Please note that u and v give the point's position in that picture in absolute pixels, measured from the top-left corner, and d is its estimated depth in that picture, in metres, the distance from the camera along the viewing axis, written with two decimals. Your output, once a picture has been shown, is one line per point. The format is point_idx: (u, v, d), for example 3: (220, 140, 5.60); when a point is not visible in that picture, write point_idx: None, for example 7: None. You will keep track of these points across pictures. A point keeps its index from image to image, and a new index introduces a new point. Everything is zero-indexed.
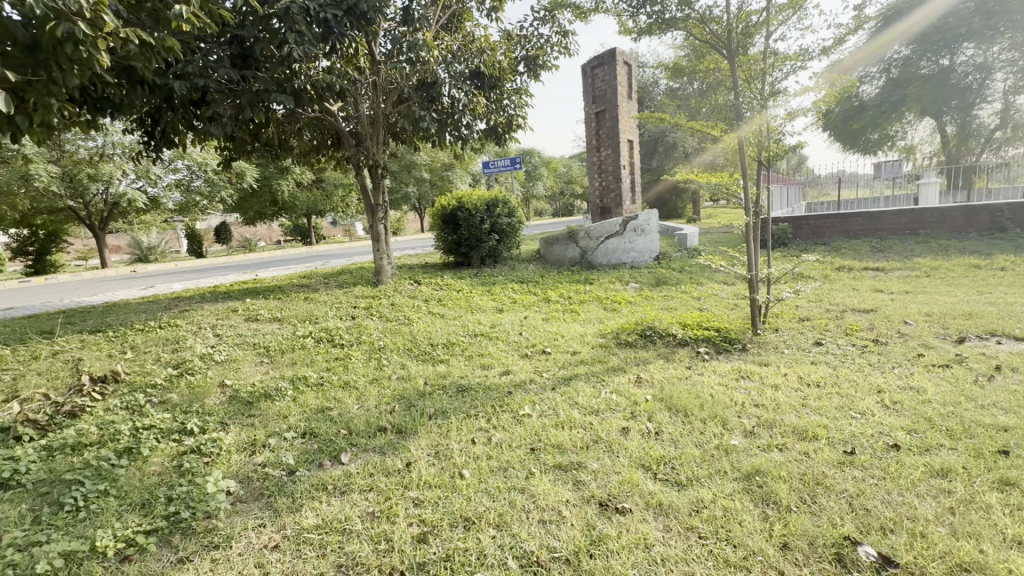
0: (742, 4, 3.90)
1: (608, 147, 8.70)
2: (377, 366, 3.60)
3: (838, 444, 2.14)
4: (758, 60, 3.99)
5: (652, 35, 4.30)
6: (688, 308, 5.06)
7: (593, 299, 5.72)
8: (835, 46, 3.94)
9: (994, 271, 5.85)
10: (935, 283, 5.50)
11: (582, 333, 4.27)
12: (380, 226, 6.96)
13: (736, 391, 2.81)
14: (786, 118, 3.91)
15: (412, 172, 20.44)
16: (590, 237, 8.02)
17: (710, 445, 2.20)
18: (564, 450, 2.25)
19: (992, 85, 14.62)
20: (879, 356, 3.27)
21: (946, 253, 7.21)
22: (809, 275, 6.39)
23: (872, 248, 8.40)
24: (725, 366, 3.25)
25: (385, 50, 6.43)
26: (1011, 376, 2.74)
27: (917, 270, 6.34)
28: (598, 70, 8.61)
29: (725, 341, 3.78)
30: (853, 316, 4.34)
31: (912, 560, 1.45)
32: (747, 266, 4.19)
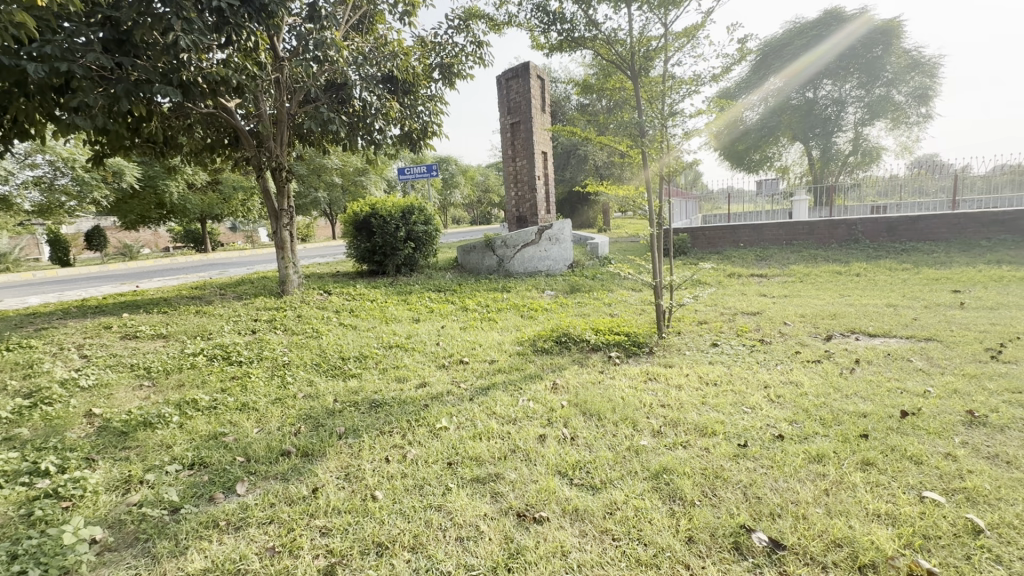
0: (643, 29, 4.17)
1: (524, 158, 8.88)
2: (280, 384, 3.32)
3: (733, 438, 2.33)
4: (658, 82, 4.27)
5: (563, 52, 4.47)
6: (600, 314, 5.29)
7: (510, 306, 5.79)
8: (723, 74, 4.32)
9: (851, 276, 6.78)
10: (808, 287, 6.25)
11: (499, 341, 4.27)
12: (285, 232, 6.51)
13: (644, 392, 2.96)
14: (683, 137, 4.21)
15: (322, 175, 19.46)
16: (507, 245, 8.11)
17: (622, 447, 2.29)
18: (481, 461, 2.22)
19: (846, 118, 16.99)
20: (764, 354, 3.62)
21: (815, 261, 8.24)
22: (706, 281, 6.97)
23: (756, 256, 9.38)
24: (634, 369, 3.42)
25: (288, 46, 6.05)
26: (867, 368, 3.17)
27: (793, 276, 7.16)
28: (513, 81, 8.76)
29: (634, 345, 3.99)
30: (742, 318, 4.79)
31: (796, 542, 1.60)
32: (652, 274, 4.45)
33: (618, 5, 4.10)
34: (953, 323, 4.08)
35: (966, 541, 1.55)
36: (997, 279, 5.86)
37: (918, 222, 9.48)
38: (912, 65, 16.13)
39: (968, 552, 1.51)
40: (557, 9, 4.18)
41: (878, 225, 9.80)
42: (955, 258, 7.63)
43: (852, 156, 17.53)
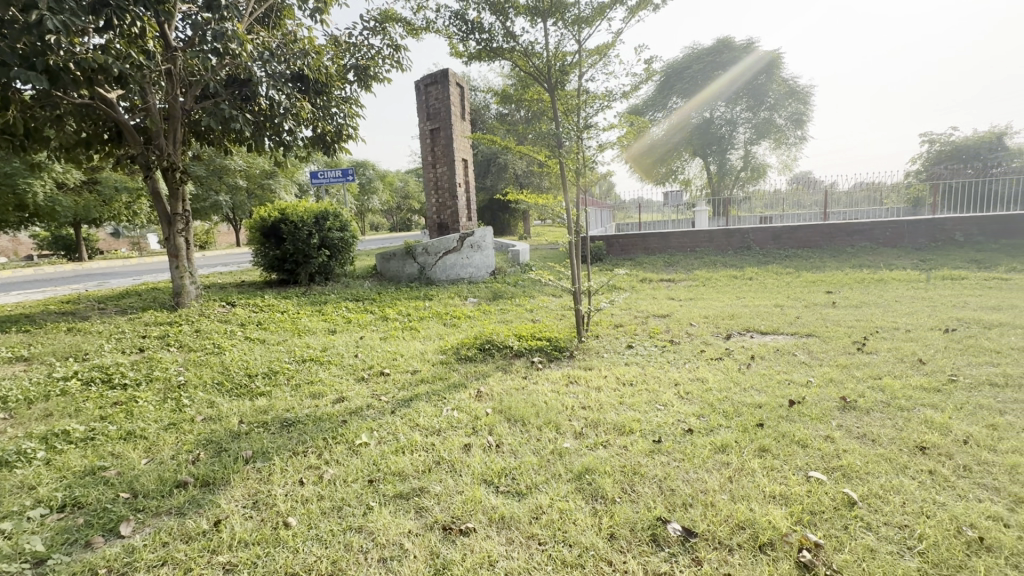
0: (559, 44, 4.33)
1: (444, 165, 8.81)
2: (175, 407, 2.99)
3: (649, 434, 2.46)
4: (573, 96, 4.44)
5: (482, 61, 4.51)
6: (522, 320, 5.37)
7: (432, 314, 5.69)
8: (632, 92, 4.60)
9: (745, 280, 7.51)
10: (709, 290, 6.82)
11: (422, 350, 4.18)
12: (179, 239, 5.90)
13: (566, 395, 3.04)
14: (597, 149, 4.42)
15: (223, 178, 17.98)
16: (428, 252, 7.98)
17: (545, 450, 2.33)
18: (404, 476, 2.14)
19: (738, 136, 18.82)
20: (674, 354, 3.88)
21: (714, 267, 9.01)
22: (621, 287, 7.34)
23: (664, 262, 10.08)
24: (556, 373, 3.50)
25: (182, 35, 5.52)
26: (760, 363, 3.51)
27: (697, 280, 7.77)
28: (432, 87, 8.66)
29: (555, 349, 4.09)
30: (654, 321, 5.10)
31: (706, 529, 1.71)
32: (571, 280, 4.60)
33: (534, 19, 4.22)
34: (826, 320, 4.64)
35: (844, 513, 1.75)
36: (859, 281, 6.78)
37: (797, 231, 10.71)
38: (790, 93, 18.37)
39: (846, 523, 1.70)
40: (475, 18, 4.22)
41: (766, 234, 10.95)
42: (827, 262, 8.73)
43: (743, 171, 19.49)
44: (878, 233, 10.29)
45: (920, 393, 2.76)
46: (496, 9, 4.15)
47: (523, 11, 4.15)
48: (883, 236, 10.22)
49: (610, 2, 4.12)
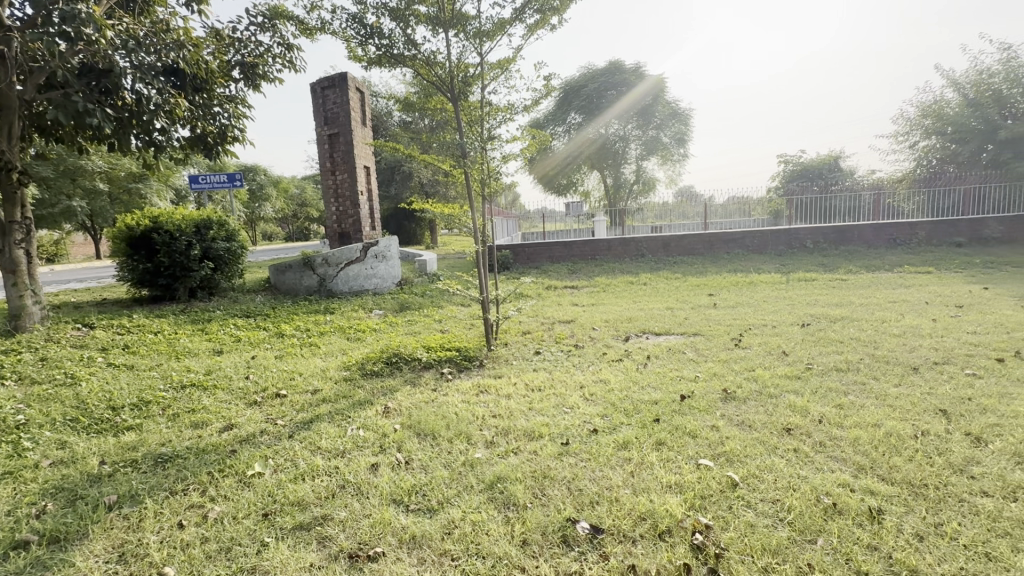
0: (461, 56, 4.36)
1: (344, 172, 8.42)
2: (11, 453, 2.49)
3: (557, 437, 2.53)
4: (476, 107, 4.49)
5: (382, 67, 4.40)
6: (430, 331, 5.28)
7: (334, 329, 5.39)
8: (533, 106, 4.76)
9: (641, 285, 8.09)
10: (610, 296, 7.24)
11: (323, 367, 3.94)
12: (18, 251, 5.01)
13: (477, 405, 3.03)
14: (501, 160, 4.53)
15: (77, 180, 15.63)
16: (328, 263, 7.57)
17: (456, 463, 2.30)
18: (304, 505, 1.99)
19: (631, 152, 20.37)
20: (578, 357, 4.06)
21: (612, 273, 9.59)
22: (528, 294, 7.53)
23: (568, 270, 10.52)
24: (466, 384, 3.48)
25: (18, 12, 4.69)
26: (655, 362, 3.79)
27: (598, 286, 8.21)
28: (328, 91, 8.24)
29: (465, 359, 4.08)
30: (559, 327, 5.29)
31: (612, 524, 1.79)
32: (479, 289, 4.63)
33: (436, 28, 4.21)
34: (709, 320, 5.14)
35: (729, 494, 1.93)
36: (734, 284, 7.61)
37: (683, 240, 11.80)
38: (673, 115, 20.34)
39: (730, 503, 1.88)
40: (374, 23, 4.11)
41: (657, 242, 11.91)
42: (708, 268, 9.71)
43: (636, 184, 21.19)
44: (748, 241, 11.69)
45: (785, 381, 3.16)
46: (396, 15, 4.07)
47: (423, 20, 4.13)
48: (752, 244, 11.64)
49: (510, 19, 4.26)
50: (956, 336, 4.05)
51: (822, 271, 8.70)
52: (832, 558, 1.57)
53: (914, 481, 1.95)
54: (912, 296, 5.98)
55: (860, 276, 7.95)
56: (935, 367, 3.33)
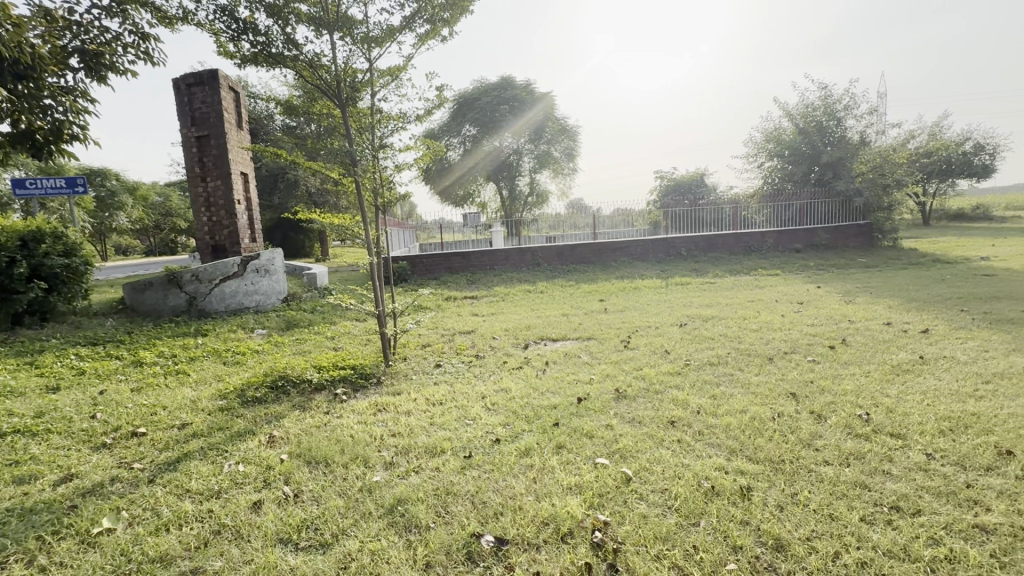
0: (348, 60, 4.19)
1: (216, 178, 7.60)
2: None
3: (459, 451, 2.49)
4: (366, 114, 4.32)
5: (258, 66, 4.06)
6: (322, 349, 4.93)
7: (208, 353, 4.80)
8: (426, 116, 4.71)
9: (538, 293, 8.36)
10: (509, 305, 7.37)
11: (193, 398, 3.47)
12: None
13: (374, 425, 2.88)
14: (394, 169, 4.43)
15: None
16: (199, 280, 6.75)
17: (353, 489, 2.15)
18: (170, 561, 1.72)
19: (524, 165, 21.15)
20: (480, 367, 4.06)
21: (511, 282, 9.79)
22: (427, 306, 7.39)
23: (468, 280, 10.53)
24: (362, 404, 3.28)
25: None
26: (553, 367, 3.91)
27: (497, 296, 8.33)
28: (196, 88, 7.43)
29: (361, 378, 3.86)
30: (460, 338, 5.26)
31: (516, 534, 1.79)
32: (374, 302, 4.45)
33: (319, 29, 4.00)
34: (601, 324, 5.46)
35: (623, 489, 2.04)
36: (622, 289, 8.19)
37: (575, 249, 12.44)
38: (561, 131, 21.56)
39: (625, 497, 1.98)
40: (248, 17, 3.78)
41: (551, 251, 12.41)
42: (598, 275, 10.33)
43: (530, 196, 22.05)
44: (632, 249, 12.68)
45: (668, 377, 3.45)
46: (273, 11, 3.79)
47: (305, 19, 3.90)
48: (636, 251, 12.66)
49: (399, 26, 4.18)
50: (799, 329, 4.75)
51: (695, 275, 9.73)
52: (713, 537, 1.72)
53: (774, 458, 2.22)
54: (766, 295, 6.91)
55: (725, 279, 8.98)
56: (785, 356, 3.86)
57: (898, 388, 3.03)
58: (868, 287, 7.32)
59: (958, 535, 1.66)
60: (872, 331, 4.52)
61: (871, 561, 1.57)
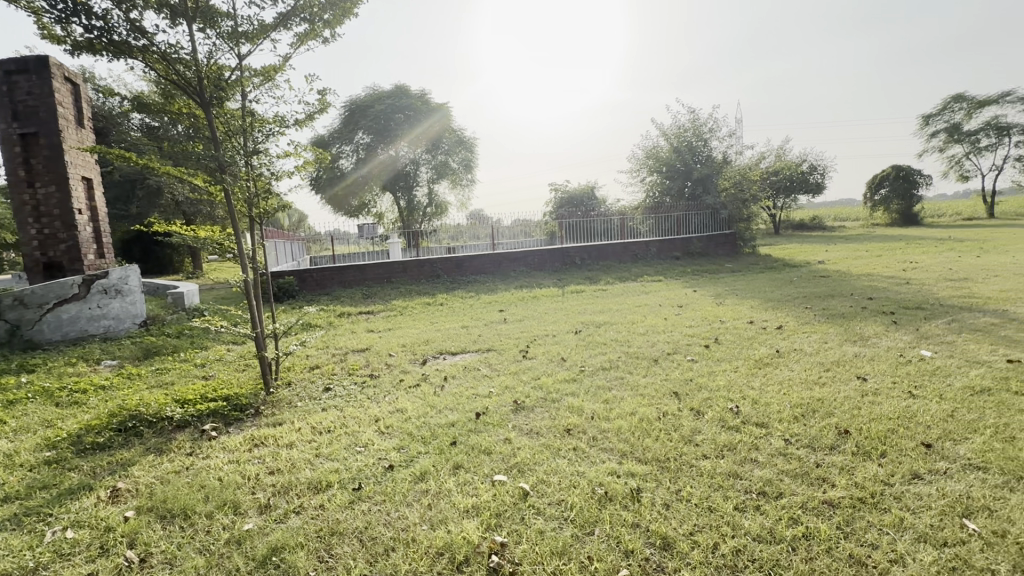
0: (212, 55, 3.77)
1: (48, 184, 6.41)
2: None
3: (348, 484, 2.29)
4: (236, 117, 3.92)
5: (96, 55, 3.50)
6: (188, 379, 4.33)
7: (34, 393, 3.97)
8: (308, 121, 4.40)
9: (437, 306, 8.20)
10: (406, 319, 7.12)
11: (8, 452, 2.82)
12: None
13: (248, 464, 2.55)
14: (270, 177, 4.06)
15: None
16: (25, 305, 5.61)
17: (217, 543, 1.87)
18: None
19: (421, 175, 20.86)
20: (374, 388, 3.83)
21: (409, 296, 9.50)
22: (317, 324, 6.88)
23: (363, 294, 10.03)
24: (235, 439, 2.91)
25: None
26: (452, 382, 3.81)
27: (394, 310, 8.01)
28: (18, 76, 6.19)
29: (236, 410, 3.44)
30: (353, 357, 4.94)
31: (408, 571, 1.67)
32: (251, 324, 4.01)
33: (173, 18, 3.55)
34: (500, 335, 5.47)
35: (520, 506, 2.00)
36: (521, 299, 8.33)
37: (475, 260, 12.45)
38: (458, 142, 21.61)
39: (522, 514, 1.95)
40: None
41: (451, 263, 12.29)
42: (498, 285, 10.43)
43: (429, 206, 21.76)
44: (530, 259, 13.02)
45: (564, 385, 3.52)
46: None
47: (155, 5, 3.43)
48: (533, 261, 13.02)
49: (273, 24, 3.87)
50: (679, 330, 5.15)
51: (588, 283, 10.23)
52: (606, 544, 1.74)
53: (660, 457, 2.34)
54: (650, 300, 7.46)
55: (616, 286, 9.56)
56: (668, 357, 4.15)
57: (760, 380, 3.40)
58: (734, 289, 8.24)
59: (811, 512, 1.86)
60: (738, 329, 5.06)
61: (743, 548, 1.70)
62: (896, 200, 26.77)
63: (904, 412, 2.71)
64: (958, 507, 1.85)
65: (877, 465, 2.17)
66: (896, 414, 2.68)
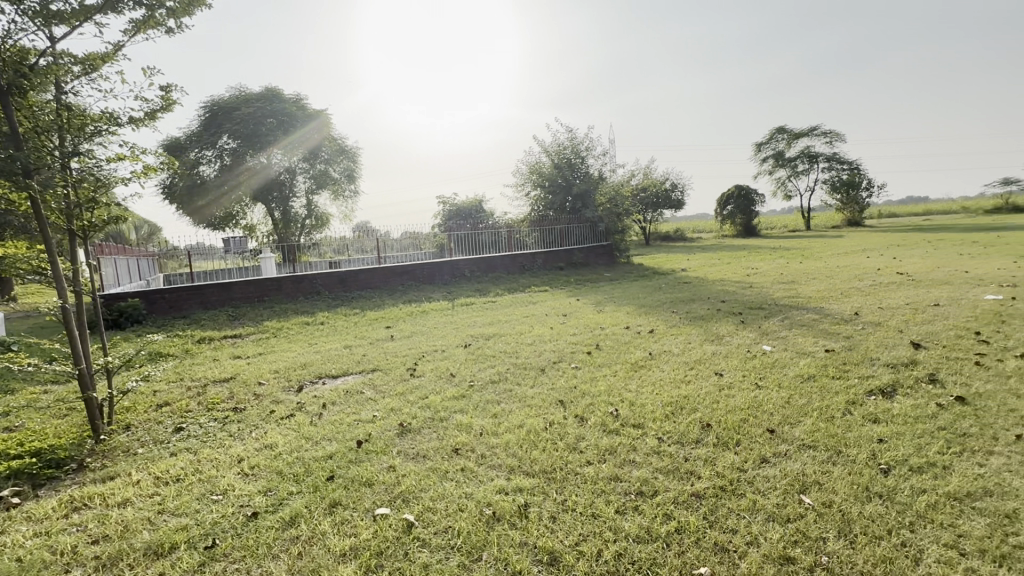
0: (11, 35, 3.10)
1: None
2: None
3: (200, 541, 1.96)
4: (46, 111, 3.25)
5: None
6: None
7: None
8: (149, 120, 3.82)
9: (317, 325, 7.61)
10: (281, 342, 6.49)
11: None
12: None
13: (63, 535, 2.07)
14: (96, 184, 3.43)
15: None
16: None
17: None
18: None
19: (298, 185, 19.50)
20: (237, 424, 3.38)
21: (285, 315, 8.71)
22: (169, 353, 5.96)
23: (229, 316, 8.97)
24: (47, 505, 2.35)
25: None
26: (332, 410, 3.51)
27: (266, 332, 7.27)
28: None
29: (50, 467, 2.80)
30: (213, 389, 4.34)
31: None
32: (73, 359, 3.32)
33: None
34: (387, 354, 5.21)
35: (403, 540, 1.87)
36: (409, 314, 8.08)
37: (359, 275, 11.84)
38: (339, 152, 20.63)
39: (406, 549, 1.82)
40: None
41: (333, 278, 11.53)
42: (385, 300, 10.03)
43: (308, 219, 20.42)
44: (418, 272, 12.73)
45: (453, 402, 3.42)
46: None
47: None
48: (422, 274, 12.75)
49: (98, 5, 3.30)
50: (564, 339, 5.36)
51: (478, 295, 10.28)
52: (495, 568, 1.69)
53: (546, 468, 2.36)
54: (537, 310, 7.69)
55: (504, 297, 9.74)
56: (555, 366, 4.26)
57: (637, 383, 3.63)
58: (612, 297, 8.84)
59: (682, 506, 2.00)
60: (616, 335, 5.40)
61: (624, 552, 1.75)
62: (740, 215, 31.33)
63: (753, 402, 3.07)
64: (797, 484, 2.12)
65: (734, 454, 2.41)
66: (746, 405, 3.03)
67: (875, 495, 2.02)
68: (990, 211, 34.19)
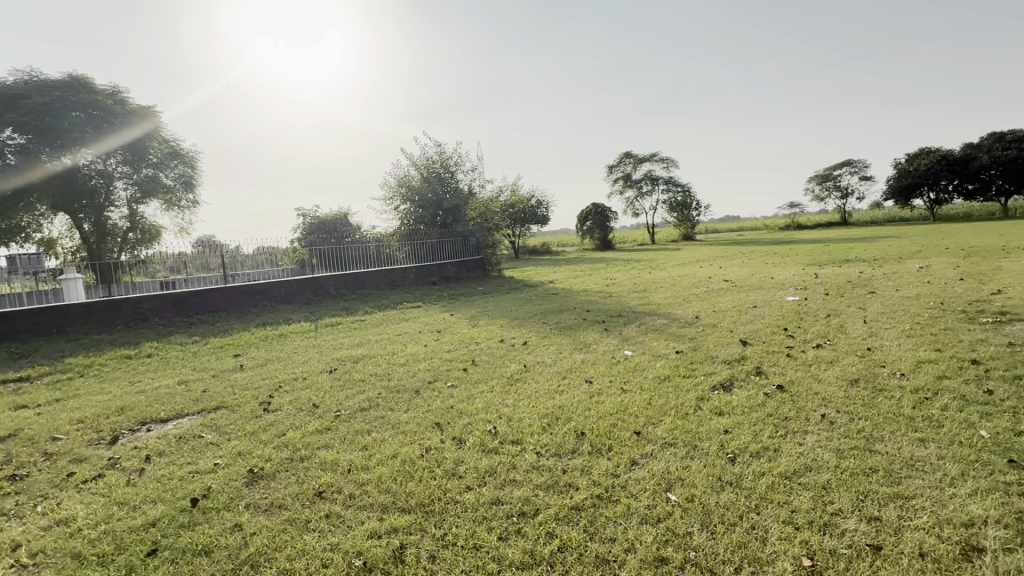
0: None
1: None
2: None
3: None
4: None
5: None
6: None
7: None
8: None
9: (143, 359, 6.37)
10: (89, 382, 5.27)
11: None
12: None
13: None
14: None
15: None
16: None
17: None
18: None
19: (116, 192, 16.57)
20: (16, 496, 2.60)
21: (98, 349, 7.16)
22: None
23: (12, 354, 7.08)
24: None
25: None
26: (159, 462, 2.89)
27: (69, 371, 5.87)
28: None
29: None
30: None
31: None
32: None
33: None
34: (234, 387, 4.53)
35: None
36: (263, 339, 7.19)
37: (200, 296, 10.28)
38: (173, 154, 17.97)
39: None
40: None
41: (165, 301, 9.84)
42: (233, 325, 8.82)
43: (129, 230, 17.50)
44: (275, 292, 11.49)
45: (315, 437, 3.05)
46: None
47: None
48: (280, 294, 11.54)
49: None
50: (438, 356, 5.19)
51: (345, 315, 9.59)
52: None
53: (424, 501, 2.19)
54: (410, 327, 7.40)
55: (374, 316, 9.22)
56: (430, 386, 4.08)
57: (513, 397, 3.62)
58: (485, 311, 8.91)
59: (563, 522, 1.99)
60: (491, 349, 5.39)
61: None
62: (598, 230, 34.22)
63: (620, 407, 3.25)
64: (663, 483, 2.25)
65: (607, 460, 2.50)
66: (614, 410, 3.18)
67: (726, 484, 2.23)
68: (783, 228, 42.13)
